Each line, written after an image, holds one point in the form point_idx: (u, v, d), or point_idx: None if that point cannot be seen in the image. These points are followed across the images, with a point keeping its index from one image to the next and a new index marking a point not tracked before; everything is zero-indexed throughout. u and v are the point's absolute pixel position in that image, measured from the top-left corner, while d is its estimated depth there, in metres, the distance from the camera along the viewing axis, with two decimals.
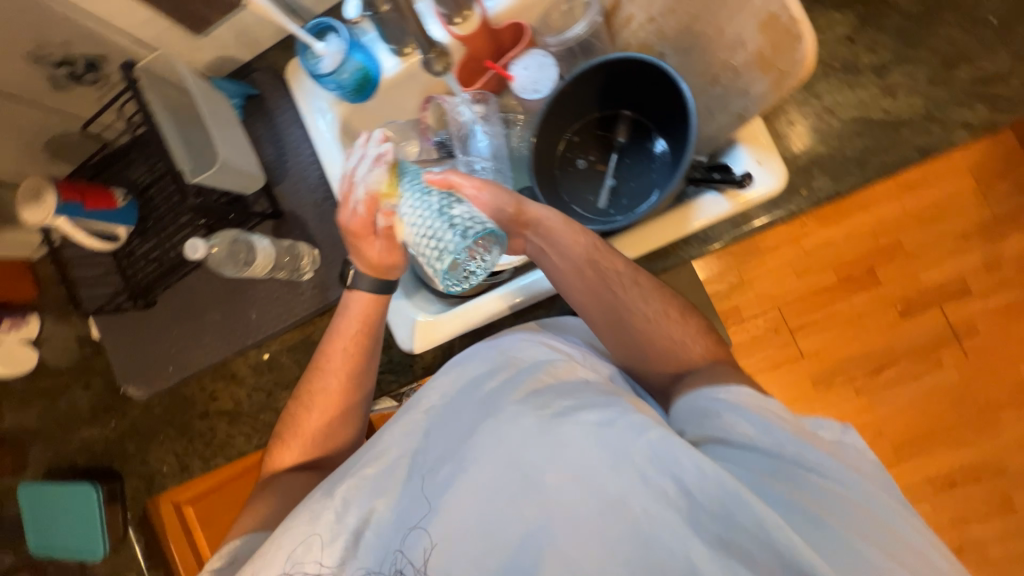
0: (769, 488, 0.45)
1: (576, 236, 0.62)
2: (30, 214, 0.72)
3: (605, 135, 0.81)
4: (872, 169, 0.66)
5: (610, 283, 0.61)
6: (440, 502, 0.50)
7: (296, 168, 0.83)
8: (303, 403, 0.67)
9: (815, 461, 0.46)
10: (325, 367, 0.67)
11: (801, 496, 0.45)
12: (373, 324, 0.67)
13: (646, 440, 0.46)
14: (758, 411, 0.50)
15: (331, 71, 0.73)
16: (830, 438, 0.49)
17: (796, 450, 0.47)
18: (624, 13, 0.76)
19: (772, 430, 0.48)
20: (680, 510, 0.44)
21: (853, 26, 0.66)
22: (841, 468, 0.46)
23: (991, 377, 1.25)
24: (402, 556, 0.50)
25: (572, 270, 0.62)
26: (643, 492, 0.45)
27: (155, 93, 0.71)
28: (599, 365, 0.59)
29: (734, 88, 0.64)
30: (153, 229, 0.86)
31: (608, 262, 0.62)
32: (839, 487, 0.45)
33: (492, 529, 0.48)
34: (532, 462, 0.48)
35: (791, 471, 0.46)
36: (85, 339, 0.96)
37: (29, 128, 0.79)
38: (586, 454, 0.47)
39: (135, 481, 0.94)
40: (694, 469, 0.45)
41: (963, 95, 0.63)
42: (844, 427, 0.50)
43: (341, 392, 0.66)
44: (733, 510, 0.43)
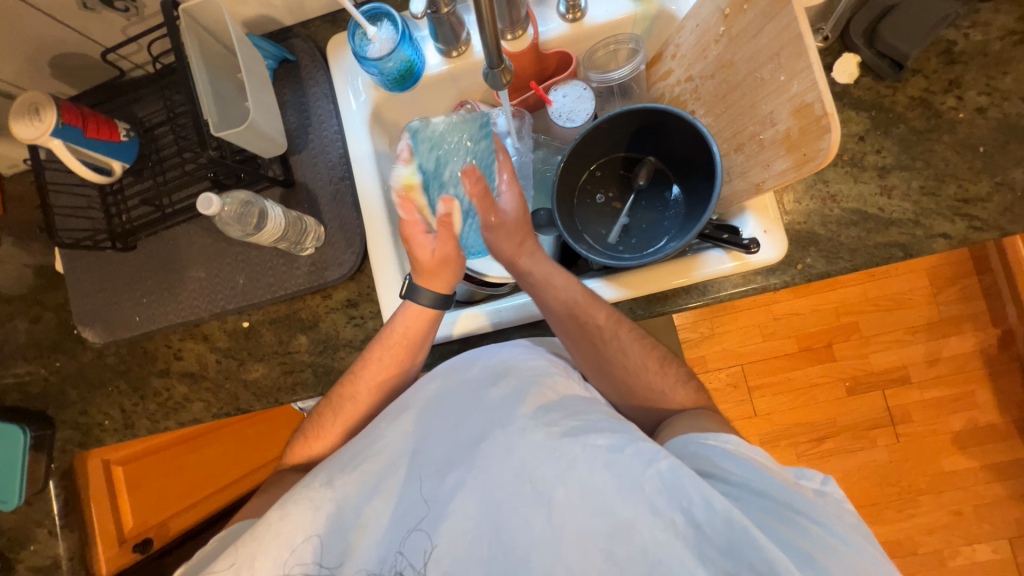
0: (773, 530, 0.47)
1: (558, 287, 0.66)
2: (24, 129, 0.68)
3: (627, 175, 0.86)
4: (861, 258, 0.71)
5: (591, 335, 0.65)
6: (449, 506, 0.53)
7: (317, 141, 0.82)
8: (334, 406, 0.69)
9: (806, 507, 0.49)
10: (361, 375, 0.69)
11: (795, 537, 0.47)
12: (417, 337, 0.69)
13: (656, 469, 0.49)
14: (753, 458, 0.53)
15: (377, 57, 0.72)
16: (812, 487, 0.53)
17: (793, 497, 0.50)
18: (663, 67, 0.81)
19: (763, 474, 0.51)
20: (688, 542, 0.46)
21: (865, 127, 0.73)
22: (829, 517, 0.49)
23: (912, 460, 1.44)
24: (403, 558, 0.52)
25: (555, 319, 0.66)
26: (651, 519, 0.47)
27: (192, 38, 0.70)
28: (592, 389, 0.64)
29: (755, 160, 0.67)
30: (151, 171, 0.82)
31: (587, 317, 0.65)
32: (832, 535, 0.47)
33: (500, 536, 0.50)
34: (542, 478, 0.51)
35: (785, 513, 0.49)
36: (43, 270, 0.89)
37: (39, 38, 0.74)
38: (595, 476, 0.50)
39: (68, 432, 0.86)
40: (704, 503, 0.47)
41: (946, 208, 0.69)
42: (824, 479, 0.53)
43: (372, 399, 0.69)
44: (740, 545, 0.45)
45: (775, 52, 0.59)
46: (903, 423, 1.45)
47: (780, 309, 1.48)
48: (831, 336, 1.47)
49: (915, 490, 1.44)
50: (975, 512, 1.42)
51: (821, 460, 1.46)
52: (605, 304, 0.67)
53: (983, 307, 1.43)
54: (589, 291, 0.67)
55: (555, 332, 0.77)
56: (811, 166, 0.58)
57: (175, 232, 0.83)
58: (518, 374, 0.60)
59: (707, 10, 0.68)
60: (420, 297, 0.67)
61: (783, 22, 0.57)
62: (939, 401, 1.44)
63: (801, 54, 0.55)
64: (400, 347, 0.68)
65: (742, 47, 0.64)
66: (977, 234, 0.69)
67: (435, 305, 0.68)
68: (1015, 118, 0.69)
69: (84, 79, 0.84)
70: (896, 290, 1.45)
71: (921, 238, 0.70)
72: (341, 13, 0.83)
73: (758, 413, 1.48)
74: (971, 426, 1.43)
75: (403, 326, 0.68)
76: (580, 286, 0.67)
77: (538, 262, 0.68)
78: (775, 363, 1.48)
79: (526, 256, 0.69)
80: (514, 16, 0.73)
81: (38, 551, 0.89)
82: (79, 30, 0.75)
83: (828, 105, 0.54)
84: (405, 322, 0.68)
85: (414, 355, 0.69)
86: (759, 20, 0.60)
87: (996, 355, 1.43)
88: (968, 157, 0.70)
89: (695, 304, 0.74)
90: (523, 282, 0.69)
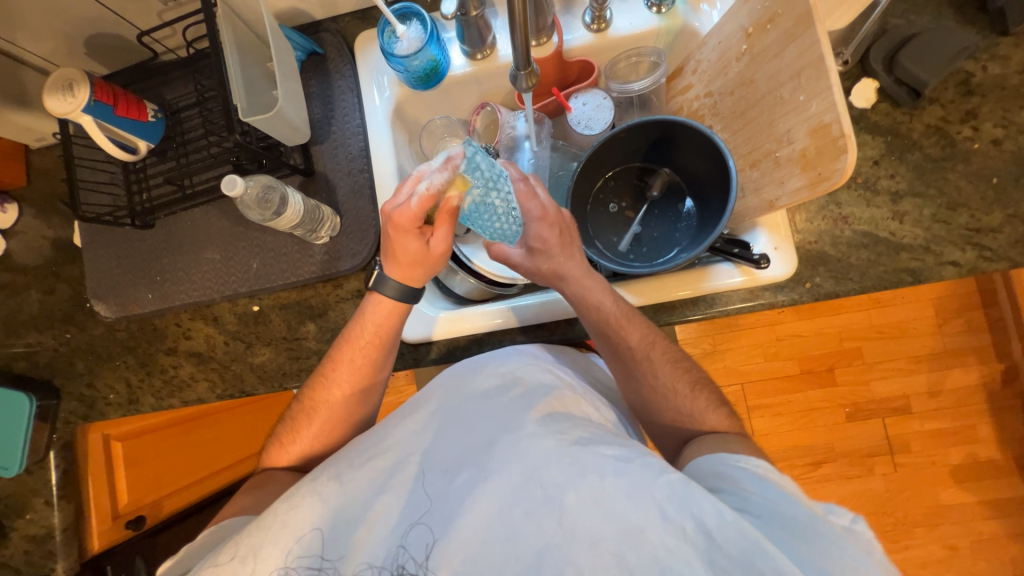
0: (791, 546, 0.46)
1: (597, 301, 0.66)
2: (56, 105, 0.70)
3: (641, 185, 0.88)
4: (870, 280, 0.71)
5: (623, 351, 0.66)
6: (459, 506, 0.53)
7: (340, 133, 0.83)
8: (304, 411, 0.69)
9: (826, 529, 0.47)
10: (329, 377, 0.69)
11: (813, 556, 0.45)
12: (383, 336, 0.68)
13: (665, 480, 0.49)
14: (774, 481, 0.52)
15: (403, 55, 0.74)
16: (841, 523, 0.49)
17: (811, 519, 0.48)
18: (683, 82, 0.82)
19: (786, 498, 0.50)
20: (699, 550, 0.45)
21: (879, 151, 0.73)
22: (856, 548, 0.47)
23: (910, 491, 1.43)
24: (405, 552, 0.52)
25: (590, 328, 0.68)
26: (662, 526, 0.47)
27: (227, 25, 0.71)
28: (598, 406, 0.65)
29: (770, 177, 0.68)
30: (174, 153, 0.84)
31: (620, 335, 0.66)
32: (852, 556, 0.46)
33: (510, 539, 0.50)
34: (552, 481, 0.51)
35: (806, 533, 0.47)
36: (60, 244, 0.90)
37: (78, 19, 0.76)
38: (604, 483, 0.50)
39: (73, 404, 0.87)
40: (714, 513, 0.46)
41: (957, 237, 0.70)
42: (854, 516, 0.49)
43: (347, 402, 0.69)
44: (752, 557, 0.43)
45: (796, 72, 0.60)
46: (902, 452, 1.44)
47: (784, 331, 1.48)
48: (834, 360, 1.47)
49: (911, 521, 1.42)
50: (971, 548, 1.41)
51: (818, 484, 1.45)
52: (642, 325, 0.67)
53: (987, 341, 1.43)
54: (628, 306, 0.68)
55: (561, 335, 0.77)
56: (824, 186, 0.59)
57: (193, 213, 0.84)
58: (527, 383, 0.62)
59: (730, 28, 0.69)
60: (385, 289, 0.67)
61: (806, 43, 0.58)
62: (940, 433, 1.44)
63: (822, 76, 0.56)
64: (369, 348, 0.68)
65: (764, 66, 0.65)
66: (986, 264, 0.69)
67: (402, 298, 0.67)
68: None
69: (117, 59, 0.86)
70: (902, 318, 1.45)
71: (931, 264, 0.70)
72: (371, 11, 0.85)
73: (756, 433, 1.47)
74: (970, 460, 1.42)
75: (366, 326, 0.68)
76: (618, 303, 0.67)
77: (580, 276, 0.66)
78: (776, 384, 1.48)
79: (566, 264, 0.67)
80: (540, 23, 0.74)
81: (35, 520, 0.89)
82: (117, 12, 0.77)
83: (845, 126, 0.55)
84: (369, 319, 0.68)
85: (379, 354, 0.69)
86: (782, 40, 0.61)
87: (999, 390, 1.43)
88: (982, 187, 0.71)
89: (701, 316, 0.74)
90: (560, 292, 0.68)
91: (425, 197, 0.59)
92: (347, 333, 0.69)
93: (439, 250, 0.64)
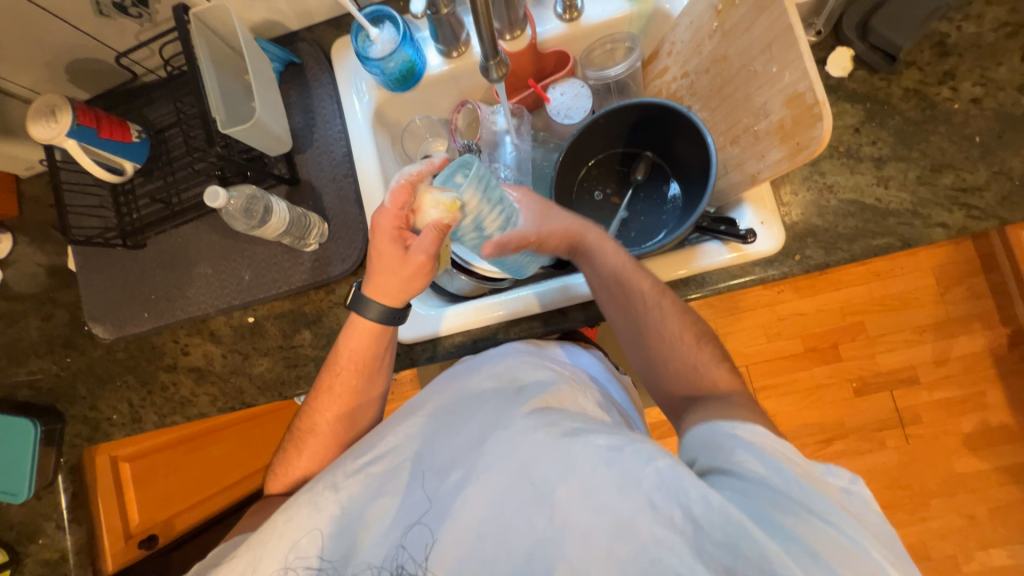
0: (777, 522, 0.45)
1: (611, 259, 0.67)
2: (41, 131, 0.71)
3: (625, 171, 0.88)
4: (859, 248, 0.71)
5: (635, 304, 0.65)
6: (453, 506, 0.53)
7: (322, 140, 0.84)
8: (295, 443, 0.70)
9: (818, 505, 0.46)
10: (314, 407, 0.69)
11: (802, 531, 0.45)
12: (363, 360, 0.68)
13: (654, 468, 0.48)
14: (771, 452, 0.50)
15: (378, 57, 0.74)
16: (837, 485, 0.49)
17: (803, 495, 0.47)
18: (660, 64, 0.83)
19: (783, 470, 0.49)
20: (687, 537, 0.45)
21: (860, 119, 0.73)
22: (850, 521, 0.46)
23: (922, 461, 1.42)
24: (404, 552, 0.53)
25: (601, 279, 0.68)
26: (651, 516, 0.46)
27: (202, 41, 0.72)
28: (593, 397, 0.65)
29: (750, 151, 0.68)
30: (160, 172, 0.85)
31: (631, 287, 0.66)
32: (841, 532, 0.45)
33: (503, 535, 0.50)
34: (542, 476, 0.51)
35: (795, 508, 0.46)
36: (56, 269, 0.91)
37: (57, 47, 0.77)
38: (595, 474, 0.50)
39: (78, 426, 0.88)
40: (701, 499, 0.46)
41: (943, 198, 0.70)
42: (851, 477, 0.50)
43: (333, 428, 0.69)
44: (737, 540, 0.44)
45: (767, 44, 0.60)
46: (912, 424, 1.43)
47: (784, 310, 1.47)
48: (836, 336, 1.46)
49: (926, 492, 1.41)
50: (989, 516, 1.39)
51: (829, 461, 1.44)
52: (650, 275, 0.68)
53: (990, 305, 1.41)
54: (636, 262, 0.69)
55: (556, 325, 0.77)
56: (805, 155, 0.59)
57: (183, 230, 0.85)
58: (521, 381, 0.62)
59: (700, 7, 0.69)
60: (367, 312, 0.66)
61: (774, 14, 0.58)
62: (949, 401, 1.42)
63: (792, 45, 0.56)
64: (351, 371, 0.68)
65: (735, 41, 0.65)
66: (975, 223, 0.69)
67: (383, 319, 0.66)
68: (1011, 107, 0.70)
69: (98, 83, 0.87)
70: (902, 288, 1.44)
71: (920, 228, 0.70)
72: (346, 18, 0.86)
73: (764, 414, 1.47)
74: (982, 426, 1.41)
75: (348, 349, 0.68)
76: (630, 260, 0.68)
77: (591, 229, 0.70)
78: (780, 364, 1.48)
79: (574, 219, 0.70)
80: (512, 16, 0.74)
81: (48, 545, 0.89)
82: (95, 36, 0.78)
83: (818, 94, 0.55)
84: (346, 348, 0.68)
85: (361, 379, 0.69)
86: (751, 13, 0.61)
87: (1006, 354, 1.41)
88: (965, 146, 0.70)
89: (694, 296, 0.74)
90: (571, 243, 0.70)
91: (402, 189, 0.58)
92: (330, 358, 0.69)
93: (415, 261, 0.61)
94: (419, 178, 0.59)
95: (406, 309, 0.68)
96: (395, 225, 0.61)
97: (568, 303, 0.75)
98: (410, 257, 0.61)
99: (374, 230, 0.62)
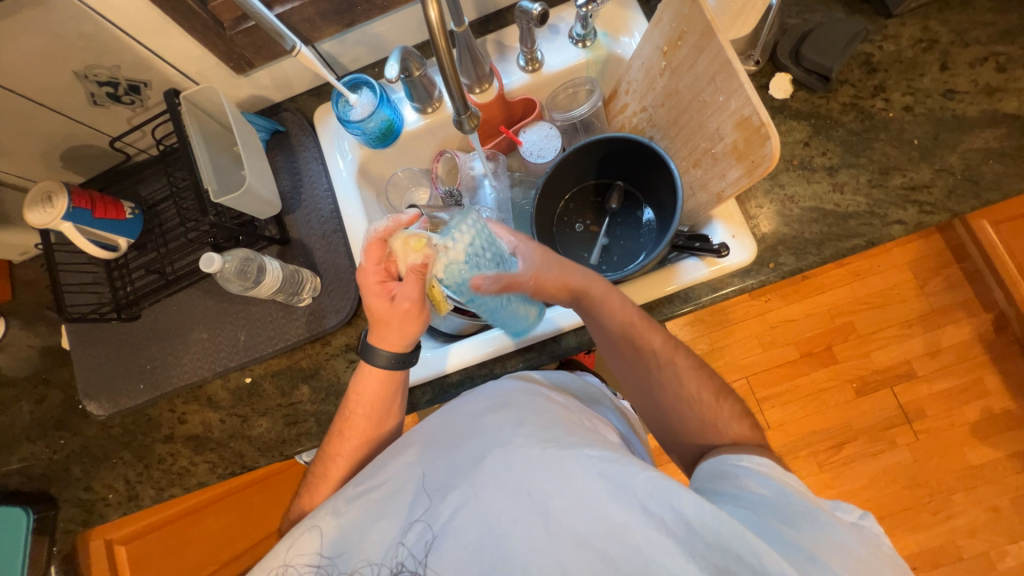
0: (775, 531, 0.47)
1: (618, 310, 0.67)
2: (37, 217, 0.74)
3: (599, 201, 0.93)
4: (828, 251, 0.75)
5: (643, 358, 0.67)
6: (451, 522, 0.53)
7: (310, 200, 0.88)
8: (306, 488, 0.69)
9: (825, 523, 0.48)
10: (327, 453, 0.69)
11: (807, 543, 0.46)
12: (377, 405, 0.69)
13: (647, 476, 0.49)
14: (777, 479, 0.52)
15: (358, 119, 0.80)
16: (849, 520, 0.50)
17: (808, 513, 0.48)
18: (619, 102, 0.89)
19: (787, 493, 0.50)
20: (679, 539, 0.46)
21: (808, 133, 0.79)
22: (859, 543, 0.47)
23: (936, 457, 1.41)
24: (405, 550, 0.53)
25: (608, 339, 0.68)
26: (643, 521, 0.47)
27: (192, 119, 0.78)
28: (594, 421, 0.66)
29: (712, 172, 0.73)
30: (152, 244, 0.88)
31: (644, 340, 0.67)
32: (844, 544, 0.46)
33: (499, 546, 0.50)
34: (538, 488, 0.51)
35: (797, 522, 0.48)
36: (49, 350, 0.91)
37: (51, 137, 0.82)
38: (589, 485, 0.50)
39: (73, 511, 0.85)
40: (694, 505, 0.46)
41: (895, 197, 0.75)
42: (861, 512, 0.51)
43: (345, 477, 0.68)
44: (728, 542, 0.44)
45: (711, 77, 0.66)
46: (917, 418, 1.43)
47: (774, 317, 1.51)
48: (828, 338, 1.48)
49: (944, 488, 1.39)
50: (1013, 506, 1.37)
51: (842, 466, 1.43)
52: (660, 328, 0.69)
53: (969, 293, 1.46)
54: (642, 313, 0.69)
55: (550, 354, 0.78)
56: (760, 171, 0.63)
57: (178, 298, 0.86)
58: (519, 403, 0.61)
59: (648, 49, 0.77)
60: (375, 359, 0.67)
61: (713, 51, 0.65)
62: (949, 392, 1.44)
63: (733, 77, 0.63)
64: (361, 416, 0.68)
65: (683, 77, 0.71)
66: (929, 218, 0.74)
67: (392, 365, 0.68)
68: (940, 111, 0.76)
69: (92, 166, 0.91)
70: (881, 285, 1.48)
71: (880, 227, 0.74)
72: (326, 87, 0.93)
73: (770, 424, 1.46)
74: (986, 414, 1.42)
75: (358, 395, 0.68)
76: (636, 310, 0.68)
77: (595, 287, 0.68)
78: (778, 371, 1.49)
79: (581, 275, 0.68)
80: (479, 72, 0.80)
81: None
82: (90, 124, 0.83)
83: (763, 116, 0.60)
84: (357, 394, 0.68)
85: (377, 426, 0.69)
86: (693, 52, 0.68)
87: (993, 339, 1.44)
88: (907, 150, 0.76)
89: (680, 311, 0.77)
90: (578, 303, 0.69)
91: (376, 241, 0.63)
92: (341, 405, 0.70)
93: (401, 309, 0.63)
94: (388, 234, 0.63)
95: (413, 354, 0.69)
96: (377, 279, 0.64)
97: (560, 332, 0.77)
98: (398, 307, 0.63)
99: (365, 290, 0.64)
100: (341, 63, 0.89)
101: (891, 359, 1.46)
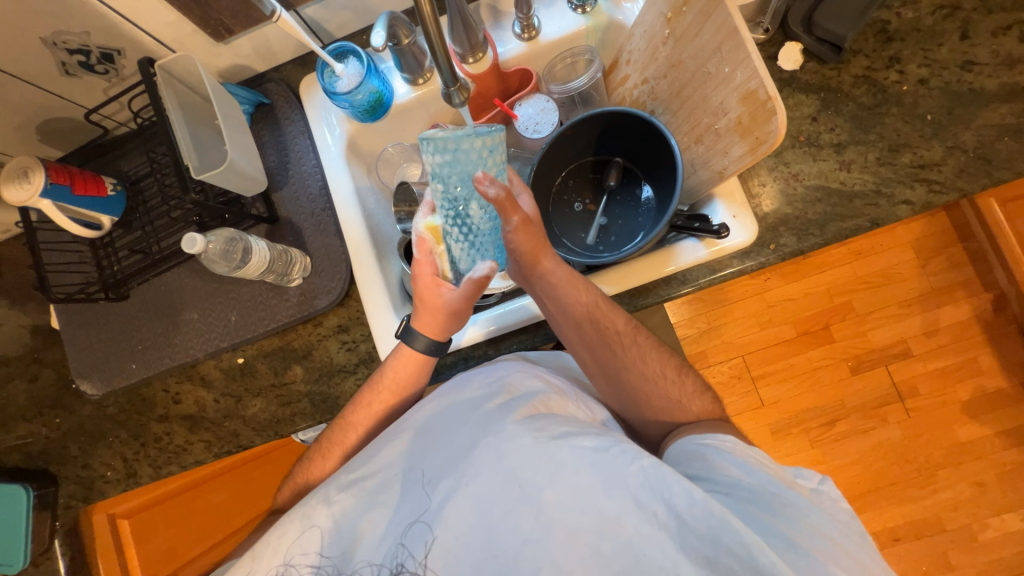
0: (755, 517, 0.49)
1: (574, 298, 0.65)
2: (14, 194, 0.71)
3: (598, 178, 0.90)
4: (830, 232, 0.73)
5: (606, 343, 0.66)
6: (440, 511, 0.53)
7: (298, 177, 0.85)
8: (321, 451, 0.70)
9: (793, 499, 0.51)
10: (349, 420, 0.70)
11: (778, 524, 0.49)
12: (404, 381, 0.70)
13: (639, 467, 0.51)
14: (745, 457, 0.54)
15: (345, 91, 0.76)
16: (809, 486, 0.55)
17: (775, 489, 0.52)
18: (619, 74, 0.85)
19: (755, 470, 0.53)
20: (670, 532, 0.48)
21: (816, 108, 0.76)
22: (820, 512, 0.51)
23: (926, 435, 1.43)
24: (404, 551, 0.53)
25: (572, 326, 0.66)
26: (636, 514, 0.49)
27: (169, 90, 0.74)
28: (587, 406, 0.66)
29: (715, 149, 0.70)
30: (137, 222, 0.85)
31: (607, 321, 0.66)
32: (810, 515, 0.50)
33: (489, 538, 0.51)
34: (529, 479, 0.52)
35: (770, 503, 0.50)
36: (38, 329, 0.90)
37: (25, 109, 0.78)
38: (581, 476, 0.51)
39: (72, 487, 0.86)
40: (684, 495, 0.48)
41: (903, 176, 0.72)
42: (820, 478, 0.55)
43: (361, 440, 0.70)
44: (719, 533, 0.46)
45: (716, 47, 0.63)
46: (910, 397, 1.44)
47: (773, 297, 1.50)
48: (827, 318, 1.48)
49: (932, 464, 1.42)
50: (999, 481, 1.40)
51: (833, 444, 1.45)
52: (624, 312, 0.67)
53: (971, 273, 1.44)
54: (605, 297, 0.68)
55: (544, 336, 0.77)
56: (765, 148, 0.60)
57: (166, 277, 0.85)
58: (513, 391, 0.61)
59: (651, 16, 0.72)
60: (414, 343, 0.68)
61: (719, 19, 0.61)
62: (944, 371, 1.44)
63: (739, 46, 0.59)
64: (391, 391, 0.69)
65: (687, 46, 0.67)
66: (937, 198, 0.71)
67: (429, 350, 0.69)
68: (957, 85, 0.73)
69: (71, 140, 0.88)
70: (883, 265, 1.47)
71: (886, 207, 0.72)
72: (311, 56, 0.88)
73: (765, 402, 1.48)
74: (979, 393, 1.43)
75: (393, 371, 0.69)
76: (595, 296, 0.66)
77: (561, 274, 0.65)
78: (775, 350, 1.49)
79: (548, 255, 0.65)
80: (472, 40, 0.75)
81: None
82: (63, 95, 0.79)
83: (770, 89, 0.57)
84: (394, 372, 0.69)
85: (400, 404, 0.70)
86: (699, 18, 0.64)
87: (992, 319, 1.44)
88: (918, 125, 0.73)
89: (678, 293, 0.75)
90: (534, 286, 0.68)
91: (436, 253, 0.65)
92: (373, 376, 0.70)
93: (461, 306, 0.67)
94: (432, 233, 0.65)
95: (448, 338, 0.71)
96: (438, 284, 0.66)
97: None
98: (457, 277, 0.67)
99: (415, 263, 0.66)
100: (327, 30, 0.85)
101: (888, 339, 1.46)
